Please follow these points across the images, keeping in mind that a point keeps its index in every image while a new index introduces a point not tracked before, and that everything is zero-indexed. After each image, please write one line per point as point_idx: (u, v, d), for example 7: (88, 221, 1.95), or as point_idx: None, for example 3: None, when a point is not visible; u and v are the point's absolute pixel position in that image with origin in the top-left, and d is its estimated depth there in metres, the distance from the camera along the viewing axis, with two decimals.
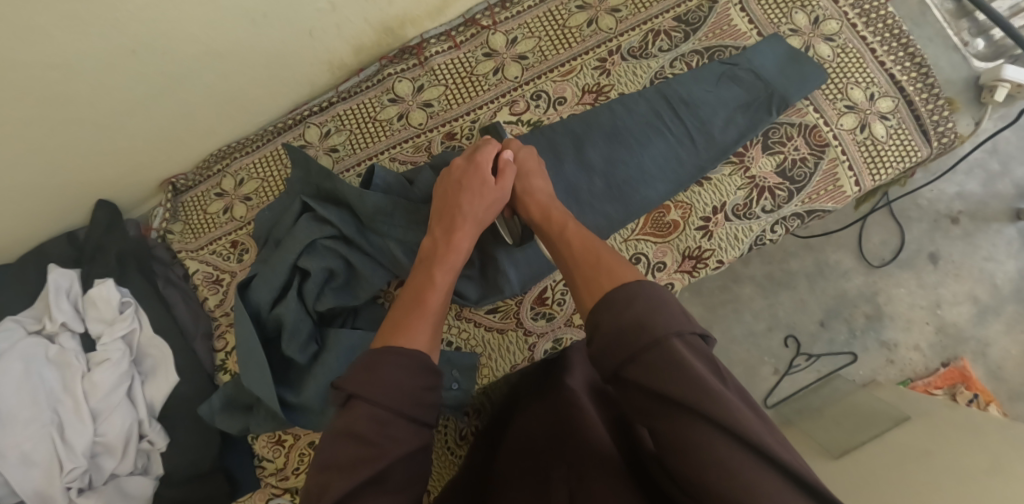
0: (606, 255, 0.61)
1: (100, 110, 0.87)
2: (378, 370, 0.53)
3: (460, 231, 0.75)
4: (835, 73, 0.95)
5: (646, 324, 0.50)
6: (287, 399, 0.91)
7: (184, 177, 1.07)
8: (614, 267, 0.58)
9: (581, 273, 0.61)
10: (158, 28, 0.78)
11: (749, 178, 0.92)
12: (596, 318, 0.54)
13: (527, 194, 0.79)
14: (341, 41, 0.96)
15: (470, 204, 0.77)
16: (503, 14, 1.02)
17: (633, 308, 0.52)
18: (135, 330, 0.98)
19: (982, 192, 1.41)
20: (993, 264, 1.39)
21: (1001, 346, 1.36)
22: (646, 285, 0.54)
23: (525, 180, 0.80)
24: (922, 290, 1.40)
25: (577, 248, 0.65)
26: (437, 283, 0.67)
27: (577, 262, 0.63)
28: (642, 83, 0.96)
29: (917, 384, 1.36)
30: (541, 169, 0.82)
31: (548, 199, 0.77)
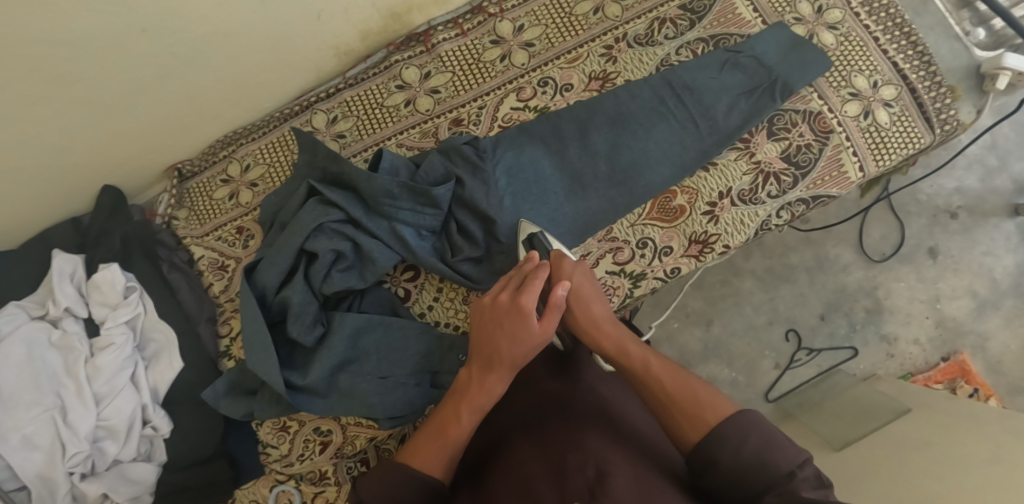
0: (697, 387, 0.66)
1: (107, 91, 0.87)
2: (390, 484, 0.66)
3: (496, 376, 0.71)
4: (838, 61, 0.96)
5: (766, 461, 0.58)
6: (293, 381, 0.90)
7: (190, 163, 1.08)
8: (709, 404, 0.64)
9: (676, 410, 0.65)
10: (167, 6, 0.78)
11: (755, 163, 0.93)
12: (709, 455, 0.60)
13: (592, 323, 0.76)
14: (347, 26, 0.97)
15: (510, 349, 0.71)
16: (510, 2, 1.02)
17: (747, 447, 0.59)
18: (139, 315, 0.98)
19: (980, 187, 1.42)
20: (991, 259, 1.40)
21: (999, 341, 1.37)
22: (752, 416, 0.61)
23: (586, 306, 0.77)
24: (921, 284, 1.41)
25: (666, 379, 0.68)
26: (460, 423, 0.70)
27: (668, 392, 0.67)
28: (647, 70, 0.97)
29: (917, 378, 1.36)
30: (598, 292, 0.79)
31: (619, 331, 0.75)
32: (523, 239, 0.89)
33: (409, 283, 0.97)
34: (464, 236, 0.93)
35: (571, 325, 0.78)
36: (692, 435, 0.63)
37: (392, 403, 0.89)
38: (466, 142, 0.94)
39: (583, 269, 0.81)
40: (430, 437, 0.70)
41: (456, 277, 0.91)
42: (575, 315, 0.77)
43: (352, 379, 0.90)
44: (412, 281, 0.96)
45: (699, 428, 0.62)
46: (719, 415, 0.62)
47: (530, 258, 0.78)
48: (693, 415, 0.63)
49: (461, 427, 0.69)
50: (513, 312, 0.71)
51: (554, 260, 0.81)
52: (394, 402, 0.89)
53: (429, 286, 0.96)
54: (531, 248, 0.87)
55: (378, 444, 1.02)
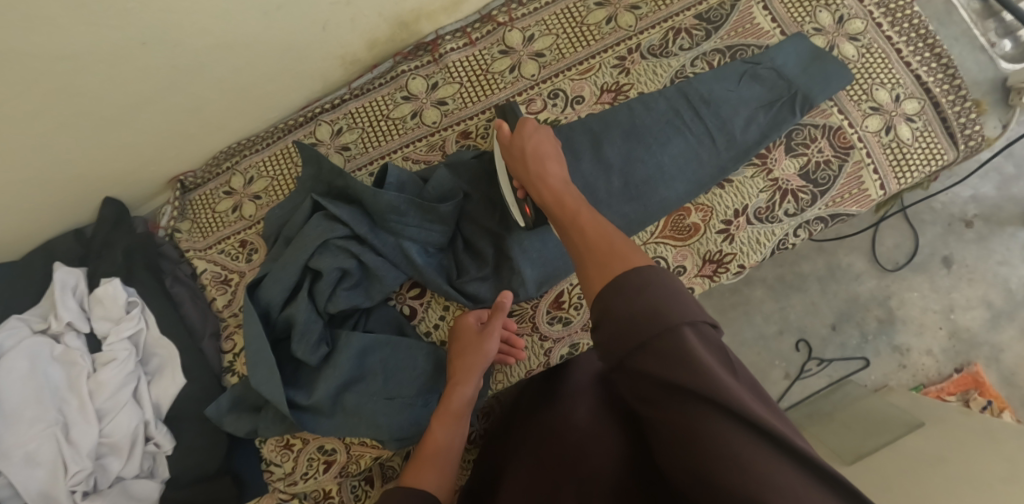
0: (619, 243, 0.59)
1: (108, 104, 0.84)
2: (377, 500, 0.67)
3: (462, 383, 0.81)
4: (860, 74, 0.93)
5: (656, 312, 0.50)
6: (298, 401, 0.88)
7: (193, 174, 1.05)
8: (625, 255, 0.57)
9: (591, 259, 0.59)
10: (168, 19, 0.76)
11: (772, 180, 0.90)
12: (603, 304, 0.53)
13: (540, 178, 0.76)
14: (354, 35, 0.93)
15: (470, 359, 0.82)
16: (520, 10, 0.99)
17: (642, 295, 0.51)
18: (142, 330, 0.96)
19: (996, 195, 1.39)
20: (1007, 268, 1.37)
21: (1014, 352, 1.34)
22: (654, 270, 0.53)
23: (541, 164, 0.78)
24: (935, 294, 1.38)
25: (592, 233, 0.63)
26: (435, 435, 0.77)
27: (586, 241, 0.63)
28: (662, 82, 0.94)
29: (929, 389, 1.34)
30: (555, 153, 0.80)
31: (562, 186, 0.75)
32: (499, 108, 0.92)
33: (415, 300, 0.95)
34: (472, 254, 0.92)
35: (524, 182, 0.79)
36: (598, 281, 0.56)
37: (399, 424, 0.87)
38: (475, 157, 0.93)
39: (546, 134, 0.82)
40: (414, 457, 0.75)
41: (461, 297, 0.90)
42: (529, 169, 0.78)
43: (358, 400, 0.88)
44: (419, 298, 0.94)
45: (604, 276, 0.56)
46: (628, 265, 0.55)
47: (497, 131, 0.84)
48: (606, 265, 0.57)
49: (437, 438, 0.76)
50: (467, 325, 0.85)
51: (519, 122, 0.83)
52: (400, 422, 0.87)
53: (436, 303, 0.94)
54: (504, 118, 0.90)
55: (382, 462, 1.02)
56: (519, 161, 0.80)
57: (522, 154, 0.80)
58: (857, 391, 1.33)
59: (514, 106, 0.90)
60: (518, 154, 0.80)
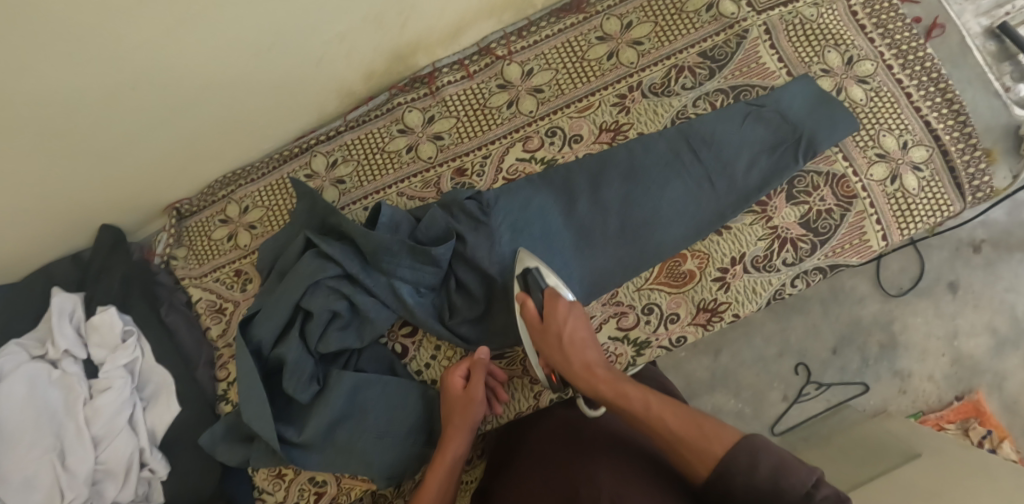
0: (698, 420, 0.66)
1: (102, 140, 0.83)
2: None
3: (453, 439, 0.81)
4: (866, 119, 0.91)
5: (780, 481, 0.57)
6: (288, 437, 0.89)
7: (189, 202, 1.04)
8: (719, 439, 0.63)
9: (683, 446, 0.65)
10: (157, 64, 0.74)
11: (771, 228, 0.89)
12: (725, 487, 0.61)
13: (585, 368, 0.78)
14: (351, 71, 0.90)
15: (459, 417, 0.82)
16: (519, 43, 0.96)
17: (759, 471, 0.59)
18: (138, 358, 0.95)
19: (1006, 221, 1.37)
20: (1013, 295, 1.35)
21: (1016, 379, 1.33)
22: (753, 440, 0.61)
23: (579, 353, 0.79)
24: (938, 319, 1.36)
25: (670, 419, 0.68)
26: (427, 490, 0.77)
27: (672, 431, 0.67)
28: (663, 122, 0.92)
29: (928, 417, 1.32)
30: (590, 335, 0.82)
31: (611, 371, 0.78)
32: (519, 272, 0.85)
33: (407, 339, 0.94)
34: (464, 295, 0.90)
35: (567, 370, 0.79)
36: (702, 469, 0.62)
37: (389, 462, 0.88)
38: (470, 196, 0.91)
39: (576, 310, 0.83)
40: None
41: (454, 339, 0.89)
42: (570, 358, 0.79)
43: (349, 436, 0.88)
44: (410, 337, 0.94)
45: (706, 462, 0.62)
46: (724, 442, 0.62)
47: (525, 310, 0.83)
48: (700, 447, 0.63)
49: (429, 492, 0.77)
50: (453, 387, 0.84)
51: (549, 299, 0.82)
52: (391, 460, 0.88)
53: (427, 343, 0.94)
54: (525, 288, 0.84)
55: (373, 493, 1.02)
56: (558, 349, 0.80)
57: (559, 342, 0.80)
58: (855, 416, 1.31)
59: (535, 270, 0.84)
60: (554, 339, 0.80)
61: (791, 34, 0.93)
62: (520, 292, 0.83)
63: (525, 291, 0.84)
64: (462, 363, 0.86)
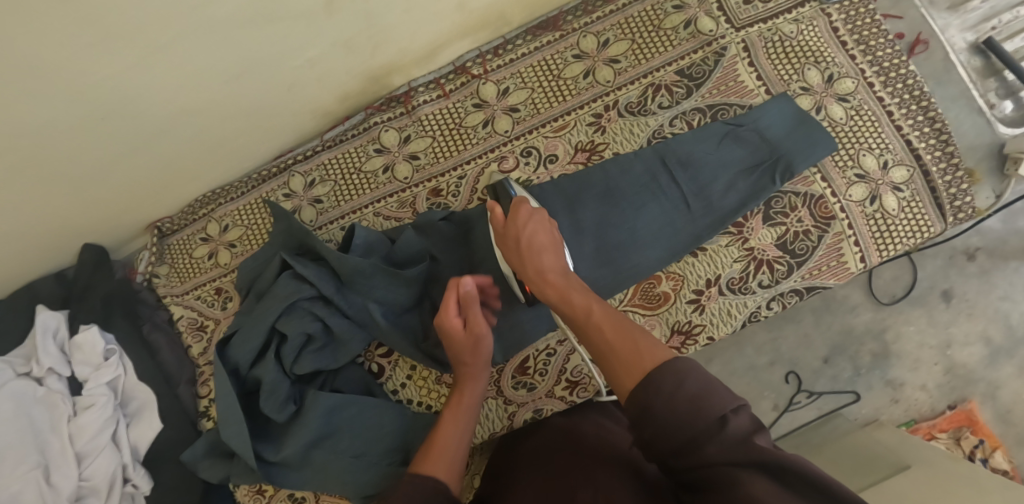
0: (635, 336, 0.59)
1: (78, 170, 0.83)
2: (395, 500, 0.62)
3: (466, 388, 0.78)
4: (846, 138, 0.90)
5: (700, 407, 0.51)
6: (266, 456, 0.89)
7: (170, 220, 1.04)
8: (649, 353, 0.57)
9: (615, 355, 0.59)
10: (125, 95, 0.74)
11: (747, 250, 0.88)
12: (639, 404, 0.53)
13: (540, 275, 0.72)
14: (324, 93, 0.90)
15: (465, 360, 0.78)
16: (495, 62, 0.95)
17: (681, 392, 0.52)
18: (120, 375, 0.96)
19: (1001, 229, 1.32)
20: (1008, 304, 1.29)
21: (1011, 389, 1.27)
22: (681, 361, 0.54)
23: (534, 257, 0.72)
24: (932, 328, 1.30)
25: (611, 335, 0.61)
26: (445, 429, 0.73)
27: (609, 342, 0.61)
28: (639, 142, 0.91)
29: (920, 425, 1.27)
30: (554, 240, 0.75)
31: (566, 280, 0.71)
32: (490, 185, 0.88)
33: (383, 359, 0.95)
34: (439, 316, 0.90)
35: (523, 274, 0.74)
36: (627, 381, 0.56)
37: (364, 483, 0.88)
38: (444, 218, 0.91)
39: (541, 215, 0.77)
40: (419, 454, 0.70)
41: (427, 362, 0.89)
42: (525, 264, 0.73)
43: (325, 456, 0.88)
44: (387, 356, 0.95)
45: (632, 374, 0.56)
46: (652, 359, 0.56)
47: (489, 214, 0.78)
48: (629, 363, 0.57)
49: (448, 432, 0.73)
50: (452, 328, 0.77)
51: (513, 206, 0.78)
52: (367, 482, 0.88)
53: (404, 363, 0.94)
54: (496, 198, 0.85)
55: None
56: (516, 253, 0.74)
57: (517, 245, 0.74)
58: (847, 425, 1.25)
59: (506, 182, 0.85)
60: (511, 245, 0.75)
61: (769, 51, 0.92)
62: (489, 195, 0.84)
63: (496, 200, 0.84)
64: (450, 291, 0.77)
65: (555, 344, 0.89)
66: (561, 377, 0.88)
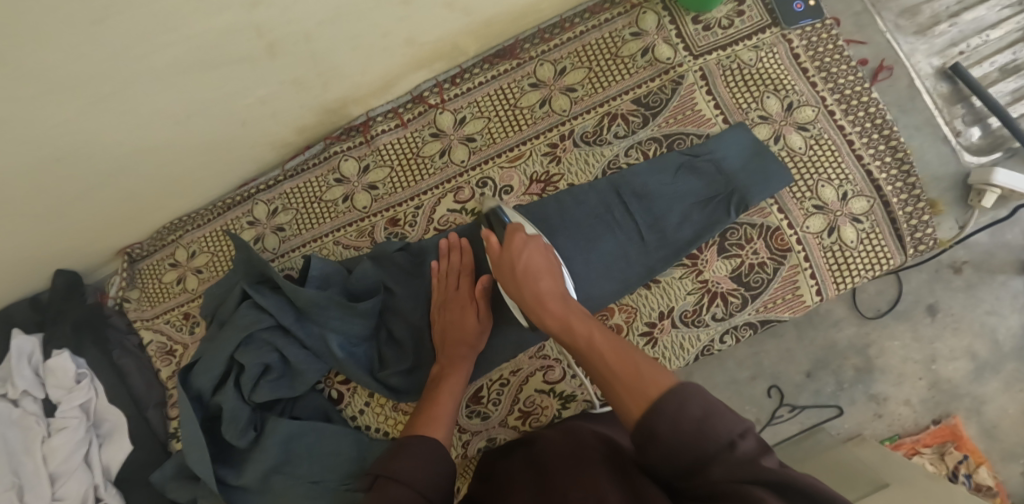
0: (638, 361, 0.60)
1: (45, 215, 0.85)
2: (399, 457, 0.68)
3: (460, 361, 0.83)
4: (804, 169, 0.88)
5: (705, 427, 0.51)
6: (227, 480, 0.89)
7: (139, 246, 1.03)
8: (651, 377, 0.57)
9: (616, 386, 0.59)
10: (77, 138, 0.75)
11: (701, 282, 0.87)
12: (644, 429, 0.53)
13: (538, 301, 0.74)
14: (280, 126, 0.90)
15: (463, 335, 0.84)
16: (452, 91, 0.95)
17: (685, 414, 0.51)
18: (92, 397, 0.94)
19: (988, 242, 1.17)
20: (995, 318, 1.15)
21: (997, 404, 1.14)
22: (689, 386, 0.53)
23: (533, 283, 0.76)
24: (917, 343, 1.16)
25: (611, 362, 0.62)
26: (444, 388, 0.80)
27: (611, 371, 0.61)
28: (594, 173, 0.90)
29: (903, 440, 1.14)
30: (549, 266, 0.78)
31: (563, 306, 0.73)
32: (485, 213, 0.87)
33: (342, 385, 0.95)
34: (394, 346, 0.91)
35: (523, 301, 0.76)
36: (631, 405, 0.56)
37: None
38: (400, 248, 0.91)
39: (536, 239, 0.80)
40: (422, 412, 0.77)
41: (384, 391, 0.89)
42: (523, 290, 0.76)
43: (285, 483, 0.88)
44: (346, 383, 0.95)
45: (636, 398, 0.56)
46: (656, 382, 0.56)
47: (489, 243, 0.81)
48: (633, 387, 0.57)
49: (446, 390, 0.80)
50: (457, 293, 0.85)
51: (509, 231, 0.80)
52: None
53: (362, 389, 0.95)
54: (491, 226, 0.85)
55: None
56: (511, 279, 0.77)
57: (513, 272, 0.77)
58: (829, 440, 1.11)
59: (499, 209, 0.85)
60: (508, 269, 0.78)
61: (728, 78, 0.90)
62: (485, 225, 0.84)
63: (491, 229, 0.84)
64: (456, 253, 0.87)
65: (508, 374, 0.89)
66: (513, 407, 0.89)
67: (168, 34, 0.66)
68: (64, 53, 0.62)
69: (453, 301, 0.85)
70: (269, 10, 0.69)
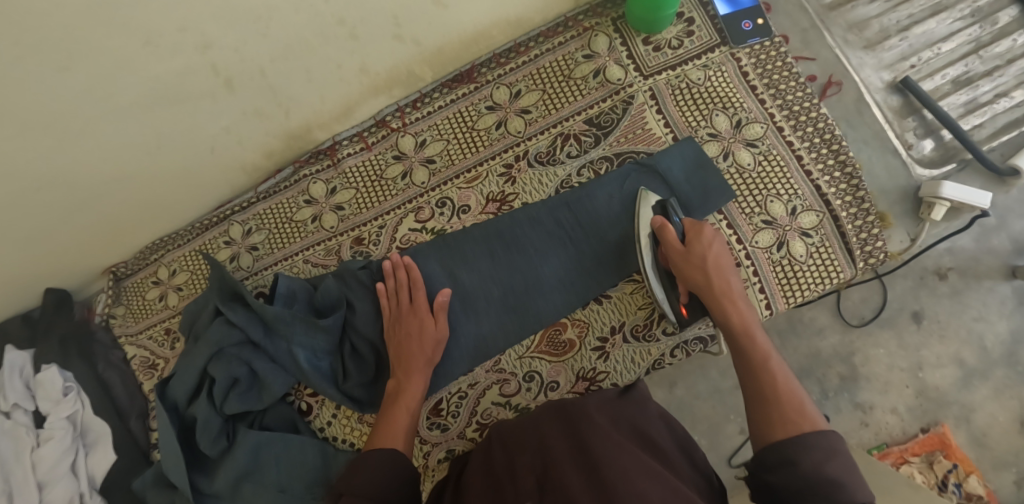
0: (801, 396, 0.65)
1: (31, 240, 0.90)
2: (363, 472, 0.69)
3: (416, 372, 0.84)
4: (752, 185, 0.89)
5: (842, 485, 0.55)
6: (200, 487, 0.93)
7: (124, 264, 1.08)
8: (812, 417, 0.62)
9: (777, 411, 0.64)
10: (51, 170, 0.79)
11: (652, 297, 0.90)
12: (787, 456, 0.58)
13: (722, 291, 0.77)
14: (248, 152, 0.95)
15: (419, 350, 0.85)
16: (413, 115, 0.99)
17: (830, 466, 0.56)
18: (78, 410, 0.99)
19: (973, 247, 1.14)
20: (982, 325, 1.12)
21: (987, 412, 1.10)
22: (839, 441, 0.59)
23: (720, 275, 0.78)
24: (903, 351, 1.12)
25: (780, 382, 0.67)
26: (408, 397, 0.81)
27: (775, 391, 0.66)
28: (547, 192, 0.93)
29: (891, 449, 1.09)
30: (731, 263, 0.81)
31: (746, 307, 0.76)
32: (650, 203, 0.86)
33: (312, 397, 0.99)
34: (357, 360, 0.94)
35: (700, 289, 0.79)
36: (781, 434, 0.61)
37: None
38: (363, 266, 0.95)
39: (720, 240, 0.81)
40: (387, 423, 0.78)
41: (348, 402, 0.93)
42: (709, 278, 0.78)
43: (255, 491, 0.91)
44: (315, 395, 0.99)
45: (789, 431, 0.61)
46: (814, 426, 0.61)
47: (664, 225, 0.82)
48: (790, 419, 0.62)
49: (410, 398, 0.81)
50: (417, 305, 0.87)
51: (692, 226, 0.81)
52: None
53: (330, 401, 0.99)
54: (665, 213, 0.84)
55: None
56: (697, 269, 0.79)
57: (702, 264, 0.79)
58: None
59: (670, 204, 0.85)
60: (697, 262, 0.79)
61: (678, 97, 0.93)
62: (654, 209, 0.85)
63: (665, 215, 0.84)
64: (401, 269, 0.89)
65: (466, 387, 0.92)
66: (472, 419, 0.92)
67: (128, 75, 0.71)
68: (31, 95, 0.67)
69: (411, 318, 0.87)
70: (220, 52, 0.74)
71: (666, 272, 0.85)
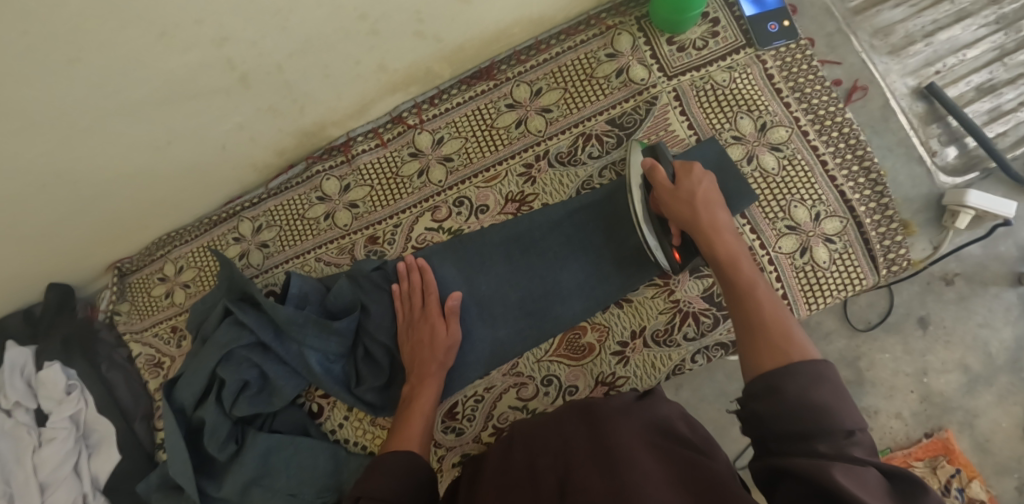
0: (791, 326, 0.62)
1: (37, 237, 0.87)
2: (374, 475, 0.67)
3: (429, 377, 0.82)
4: (776, 189, 0.88)
5: (831, 412, 0.52)
6: (209, 492, 0.91)
7: (130, 260, 1.06)
8: (799, 345, 0.59)
9: (764, 342, 0.61)
10: (59, 166, 0.77)
11: (673, 302, 0.89)
12: (772, 382, 0.56)
13: (711, 226, 0.75)
14: (260, 149, 0.93)
15: (430, 355, 0.83)
16: (431, 111, 0.97)
17: (818, 391, 0.54)
18: (82, 409, 0.96)
19: (980, 253, 1.08)
20: (987, 330, 1.06)
21: (991, 418, 1.04)
22: (829, 368, 0.55)
23: (709, 210, 0.76)
24: (908, 356, 1.06)
25: (767, 314, 0.64)
26: (420, 401, 0.80)
27: (764, 323, 0.64)
28: (568, 193, 0.92)
29: (894, 455, 1.04)
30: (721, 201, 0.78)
31: (736, 243, 0.74)
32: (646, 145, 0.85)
33: (323, 398, 0.97)
34: (371, 363, 0.92)
35: (689, 226, 0.77)
36: (768, 362, 0.59)
37: None
38: (376, 267, 0.92)
39: (710, 179, 0.79)
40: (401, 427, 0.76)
41: (361, 406, 0.91)
42: (697, 213, 0.76)
43: (264, 495, 0.90)
44: (326, 397, 0.97)
45: (777, 359, 0.58)
46: (804, 355, 0.58)
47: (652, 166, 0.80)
48: (778, 347, 0.60)
49: (422, 403, 0.79)
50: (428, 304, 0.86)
51: (680, 166, 0.80)
52: None
53: (341, 403, 0.97)
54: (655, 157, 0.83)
55: None
56: (685, 205, 0.77)
57: (690, 199, 0.77)
58: None
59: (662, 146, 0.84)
60: (684, 198, 0.77)
61: (701, 98, 0.91)
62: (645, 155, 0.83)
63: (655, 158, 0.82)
64: (414, 271, 0.88)
65: (482, 391, 0.90)
66: (487, 424, 0.90)
67: (143, 70, 0.68)
68: (44, 89, 0.64)
69: (420, 316, 0.85)
70: (237, 46, 0.71)
71: (659, 217, 0.83)
